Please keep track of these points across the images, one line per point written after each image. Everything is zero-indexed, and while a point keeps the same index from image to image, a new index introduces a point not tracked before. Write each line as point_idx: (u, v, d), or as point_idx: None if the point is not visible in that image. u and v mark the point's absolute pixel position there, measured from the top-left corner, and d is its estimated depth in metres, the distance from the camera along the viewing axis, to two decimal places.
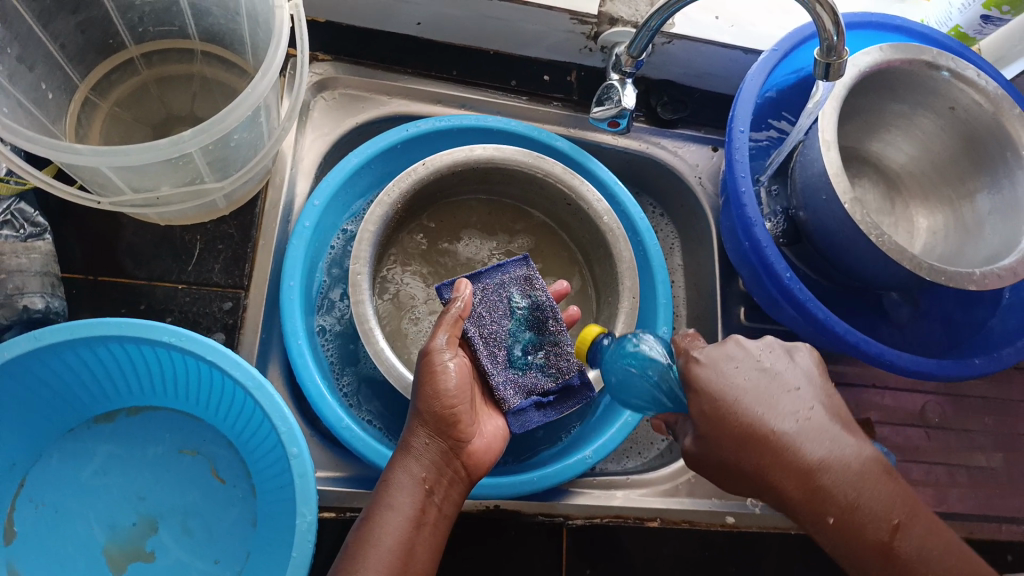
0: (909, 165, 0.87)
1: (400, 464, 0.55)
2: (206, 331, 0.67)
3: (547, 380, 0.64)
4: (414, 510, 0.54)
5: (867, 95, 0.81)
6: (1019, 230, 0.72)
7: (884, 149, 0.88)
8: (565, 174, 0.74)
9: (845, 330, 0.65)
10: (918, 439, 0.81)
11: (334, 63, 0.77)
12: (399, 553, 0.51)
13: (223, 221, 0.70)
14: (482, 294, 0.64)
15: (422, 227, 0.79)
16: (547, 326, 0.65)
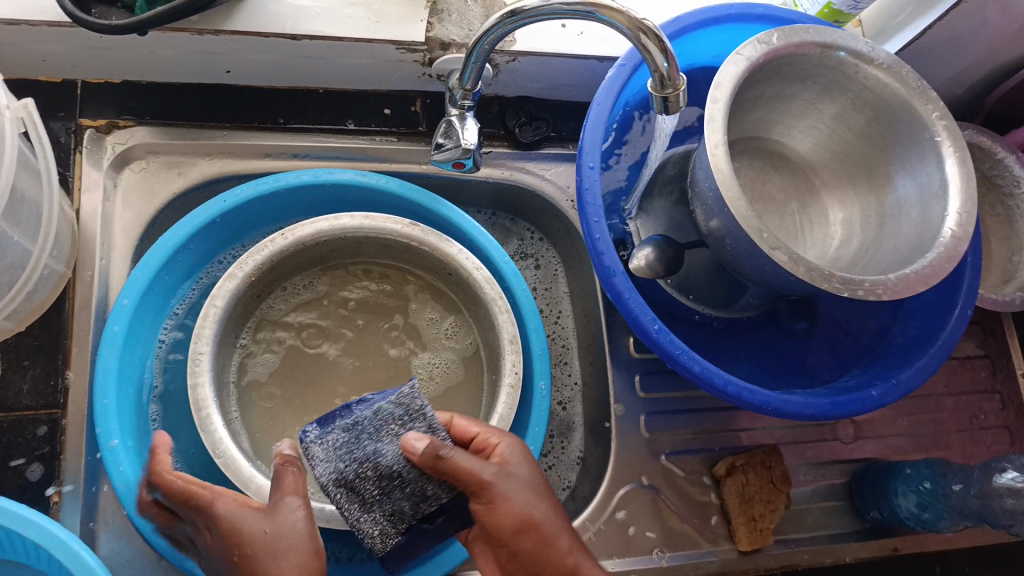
0: (815, 148, 0.69)
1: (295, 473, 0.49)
2: (21, 464, 0.60)
3: (384, 526, 0.51)
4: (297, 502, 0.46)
5: (756, 85, 0.61)
6: (932, 228, 0.56)
7: (785, 134, 0.70)
8: (440, 242, 0.67)
9: (725, 381, 0.58)
10: (830, 454, 0.78)
11: (139, 128, 0.68)
12: (275, 539, 0.44)
13: (26, 333, 0.62)
14: (322, 443, 0.52)
15: (301, 284, 0.72)
16: (359, 481, 0.51)
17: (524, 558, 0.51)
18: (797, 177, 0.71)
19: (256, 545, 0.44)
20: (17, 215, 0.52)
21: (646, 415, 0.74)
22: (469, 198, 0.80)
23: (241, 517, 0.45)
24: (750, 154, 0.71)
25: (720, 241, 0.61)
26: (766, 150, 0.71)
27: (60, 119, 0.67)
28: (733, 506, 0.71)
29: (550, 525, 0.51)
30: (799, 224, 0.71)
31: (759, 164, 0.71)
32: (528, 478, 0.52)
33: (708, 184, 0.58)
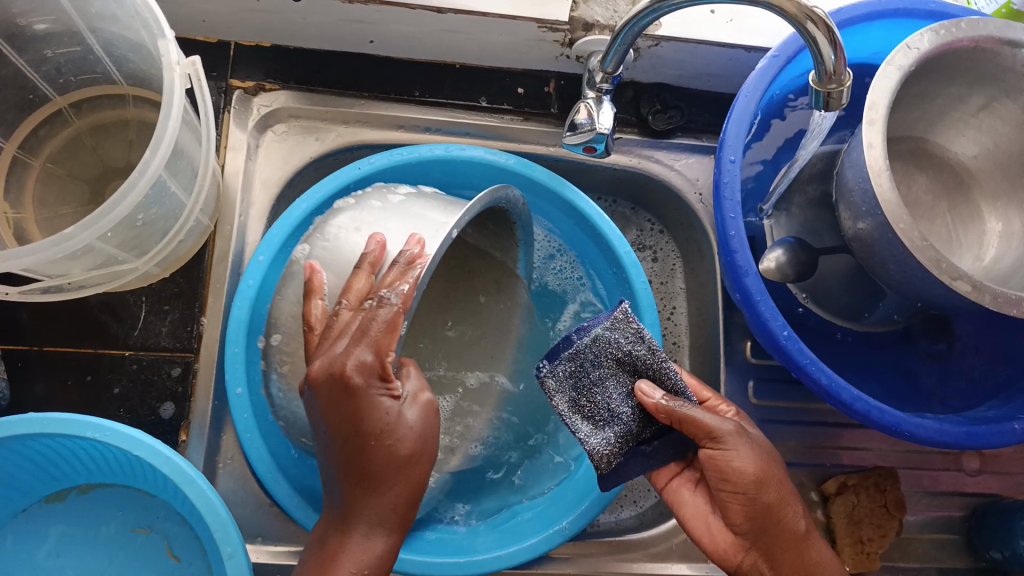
0: (977, 157, 0.64)
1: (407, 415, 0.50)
2: (155, 402, 0.64)
3: (604, 444, 0.53)
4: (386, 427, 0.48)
5: (918, 81, 0.58)
6: None
7: (944, 133, 0.65)
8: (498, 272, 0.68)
9: (854, 397, 0.55)
10: (950, 485, 0.73)
11: (283, 91, 0.71)
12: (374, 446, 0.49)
13: (169, 279, 0.66)
14: (596, 347, 0.53)
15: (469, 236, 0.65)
16: (592, 396, 0.54)
17: (760, 509, 0.53)
18: (955, 185, 0.66)
19: (377, 449, 0.48)
20: (177, 166, 0.53)
21: (756, 422, 0.72)
22: (591, 183, 0.79)
23: (359, 408, 0.48)
24: (905, 158, 0.66)
25: (868, 243, 0.59)
26: (923, 153, 0.66)
27: (213, 79, 0.70)
28: (840, 526, 0.69)
29: (784, 485, 0.53)
30: (953, 229, 0.65)
31: (917, 167, 0.66)
32: (761, 442, 0.55)
33: (862, 182, 0.57)
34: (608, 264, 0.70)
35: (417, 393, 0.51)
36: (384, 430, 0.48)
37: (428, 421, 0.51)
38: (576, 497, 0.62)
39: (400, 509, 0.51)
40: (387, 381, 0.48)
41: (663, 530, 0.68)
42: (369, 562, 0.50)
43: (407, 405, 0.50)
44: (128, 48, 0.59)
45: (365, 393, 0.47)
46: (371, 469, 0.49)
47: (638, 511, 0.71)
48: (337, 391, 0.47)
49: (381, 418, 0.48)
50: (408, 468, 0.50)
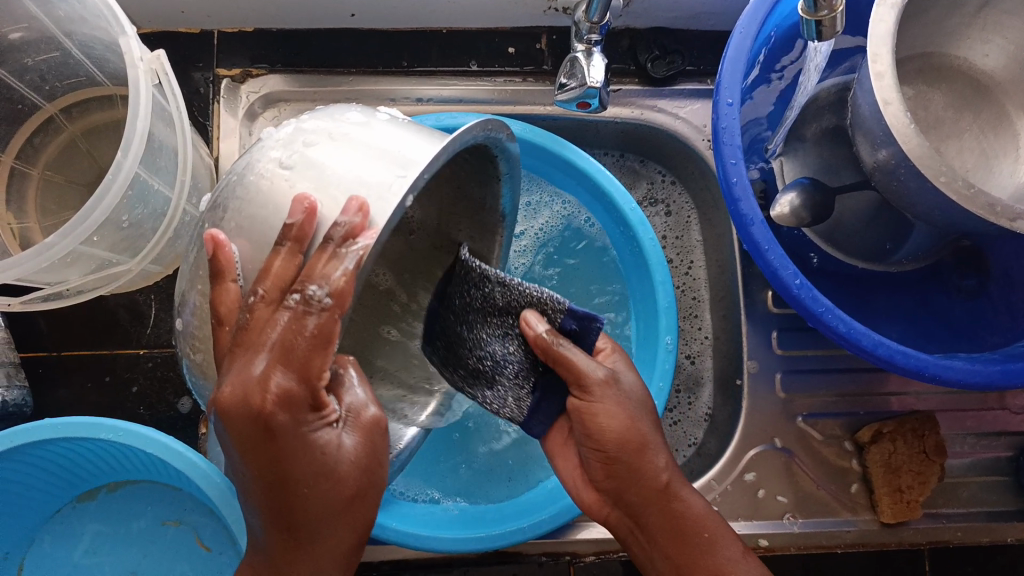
0: (1006, 70, 0.59)
1: (348, 440, 0.41)
2: (173, 397, 0.65)
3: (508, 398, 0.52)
4: (326, 468, 0.40)
5: None
6: None
7: (966, 47, 0.60)
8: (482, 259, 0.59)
9: (875, 343, 0.53)
10: (996, 424, 0.70)
11: (271, 75, 0.69)
12: (310, 481, 0.40)
13: (174, 276, 0.66)
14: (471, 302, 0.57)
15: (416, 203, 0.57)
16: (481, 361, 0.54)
17: (622, 467, 0.51)
18: (982, 105, 0.61)
19: (310, 491, 0.40)
20: (157, 163, 0.54)
21: (783, 374, 0.69)
22: (596, 140, 0.76)
23: (290, 451, 0.38)
24: (924, 81, 0.62)
25: (888, 173, 0.55)
26: (943, 73, 0.62)
27: (199, 70, 0.69)
28: (877, 474, 0.66)
29: (651, 440, 0.51)
30: (983, 153, 0.60)
31: (939, 89, 0.62)
32: (638, 391, 0.52)
33: (873, 112, 0.53)
34: (613, 223, 0.67)
35: (360, 413, 0.42)
36: (318, 465, 0.39)
37: (368, 450, 0.42)
38: None
39: (345, 552, 0.44)
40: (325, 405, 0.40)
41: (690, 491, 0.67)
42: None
43: (346, 435, 0.41)
44: (104, 48, 0.58)
45: (291, 432, 0.38)
46: (300, 518, 0.41)
47: None
48: (253, 429, 0.37)
49: (314, 459, 0.39)
50: (351, 512, 0.42)
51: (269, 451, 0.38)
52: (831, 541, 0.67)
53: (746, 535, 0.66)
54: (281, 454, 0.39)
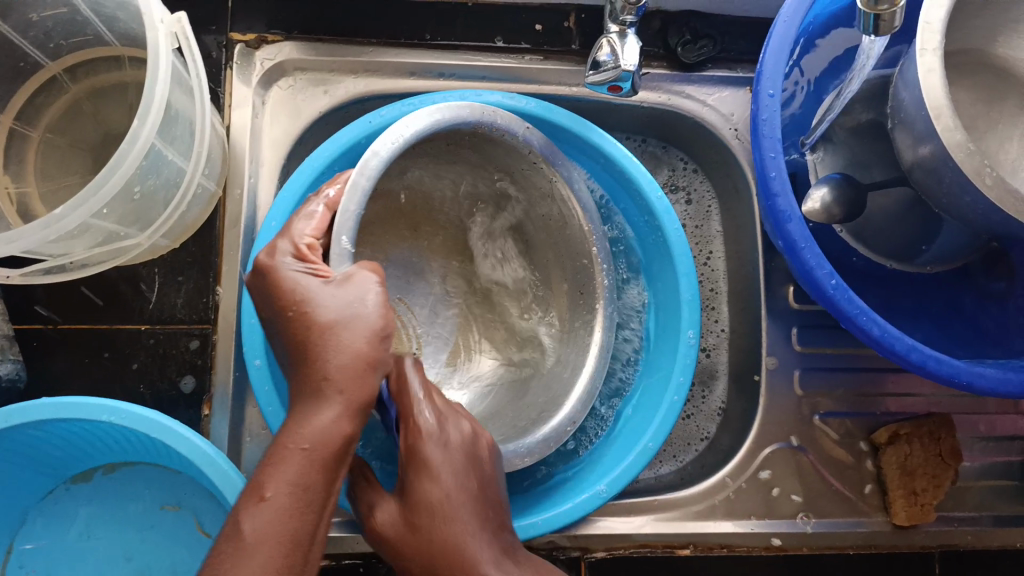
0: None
1: (355, 277, 0.45)
2: (176, 375, 0.63)
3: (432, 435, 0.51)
4: (304, 297, 0.44)
5: None
6: None
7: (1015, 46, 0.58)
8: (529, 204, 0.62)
9: (909, 348, 0.52)
10: (1011, 429, 0.70)
11: (287, 43, 0.66)
12: (294, 299, 0.44)
13: (180, 249, 0.63)
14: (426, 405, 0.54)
15: (471, 213, 0.64)
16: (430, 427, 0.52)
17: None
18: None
19: (312, 313, 0.43)
20: (172, 133, 0.51)
21: (801, 370, 0.68)
22: (617, 124, 0.74)
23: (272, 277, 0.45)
24: (969, 78, 0.60)
25: (933, 170, 0.54)
26: (990, 69, 0.60)
27: (212, 33, 0.65)
28: (892, 476, 0.66)
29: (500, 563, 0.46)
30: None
31: (984, 85, 0.60)
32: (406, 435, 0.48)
33: (917, 109, 0.52)
34: (637, 211, 0.65)
35: (359, 273, 0.45)
36: (297, 295, 0.44)
37: (355, 301, 0.44)
38: (617, 456, 0.61)
39: (350, 381, 0.43)
40: (307, 261, 0.46)
41: (703, 488, 0.66)
42: (320, 445, 0.41)
43: (334, 287, 0.44)
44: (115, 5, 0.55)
45: (277, 271, 0.45)
46: (307, 330, 0.43)
47: (677, 467, 0.71)
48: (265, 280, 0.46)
49: (298, 289, 0.44)
50: (337, 337, 0.43)
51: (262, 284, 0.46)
52: (842, 541, 0.66)
53: (759, 533, 0.65)
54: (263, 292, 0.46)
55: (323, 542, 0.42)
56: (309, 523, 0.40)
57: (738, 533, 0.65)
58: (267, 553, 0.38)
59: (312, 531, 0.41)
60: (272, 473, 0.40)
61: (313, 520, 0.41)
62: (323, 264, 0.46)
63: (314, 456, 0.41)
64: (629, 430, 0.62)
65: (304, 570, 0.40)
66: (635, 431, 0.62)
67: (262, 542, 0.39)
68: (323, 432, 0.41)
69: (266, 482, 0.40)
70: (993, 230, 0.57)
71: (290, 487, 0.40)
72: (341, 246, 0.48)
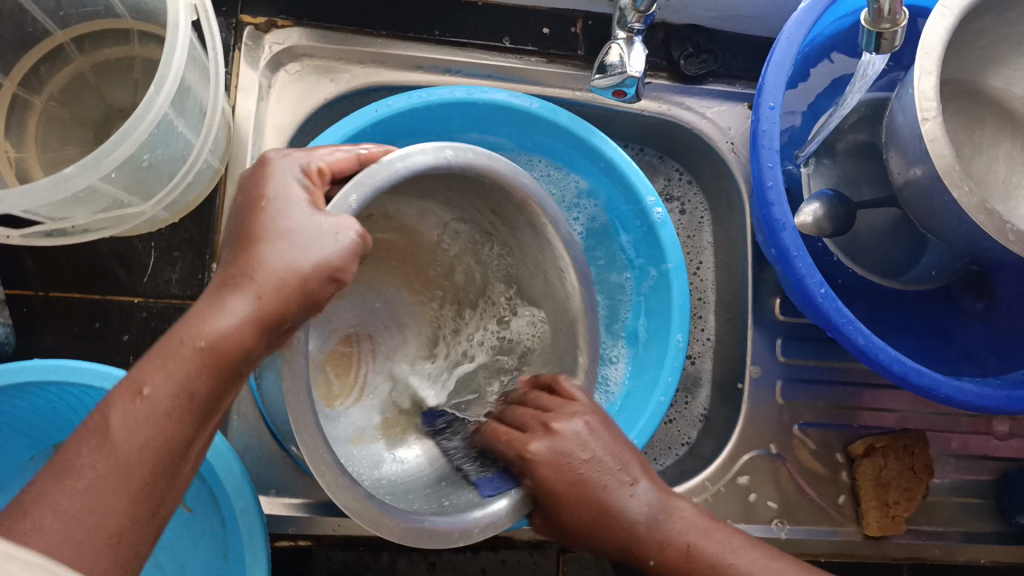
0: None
1: (338, 220, 0.40)
2: None
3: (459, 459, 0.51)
4: (283, 192, 0.41)
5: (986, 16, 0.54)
6: None
7: (1005, 78, 0.61)
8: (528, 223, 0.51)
9: (891, 359, 0.53)
10: (980, 448, 0.72)
11: (296, 29, 0.67)
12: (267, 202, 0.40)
13: (178, 225, 0.63)
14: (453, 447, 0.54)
15: (444, 242, 0.58)
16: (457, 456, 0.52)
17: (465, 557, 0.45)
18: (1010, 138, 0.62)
19: (284, 218, 0.40)
20: (184, 105, 0.52)
21: (783, 381, 0.70)
22: (617, 131, 0.76)
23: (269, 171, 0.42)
24: (959, 105, 0.62)
25: (922, 190, 0.56)
26: (978, 98, 0.63)
27: (222, 15, 0.66)
28: (867, 488, 0.67)
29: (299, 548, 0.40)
30: None
31: (973, 114, 0.63)
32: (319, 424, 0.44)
33: (910, 128, 0.54)
34: (632, 217, 0.67)
35: (340, 218, 0.40)
36: (284, 188, 0.41)
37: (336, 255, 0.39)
38: None
39: (271, 292, 0.38)
40: (311, 179, 0.43)
41: (682, 490, 0.67)
42: (184, 379, 0.37)
43: (322, 215, 0.40)
44: None
45: (278, 170, 0.42)
46: (248, 241, 0.39)
47: (658, 470, 0.72)
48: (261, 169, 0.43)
49: (281, 189, 0.41)
50: (281, 250, 0.39)
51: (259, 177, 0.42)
52: (815, 549, 0.67)
53: None
54: (253, 172, 0.43)
55: (195, 471, 0.39)
56: (184, 431, 0.37)
57: None
58: (136, 453, 0.36)
59: (189, 438, 0.37)
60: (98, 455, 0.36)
61: (170, 445, 0.37)
62: (320, 190, 0.42)
63: (206, 363, 0.37)
64: (616, 429, 0.63)
65: (164, 492, 0.37)
66: (622, 430, 0.63)
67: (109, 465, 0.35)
68: (172, 376, 0.37)
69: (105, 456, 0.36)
70: (975, 252, 0.59)
71: (172, 392, 0.37)
72: (346, 201, 0.42)
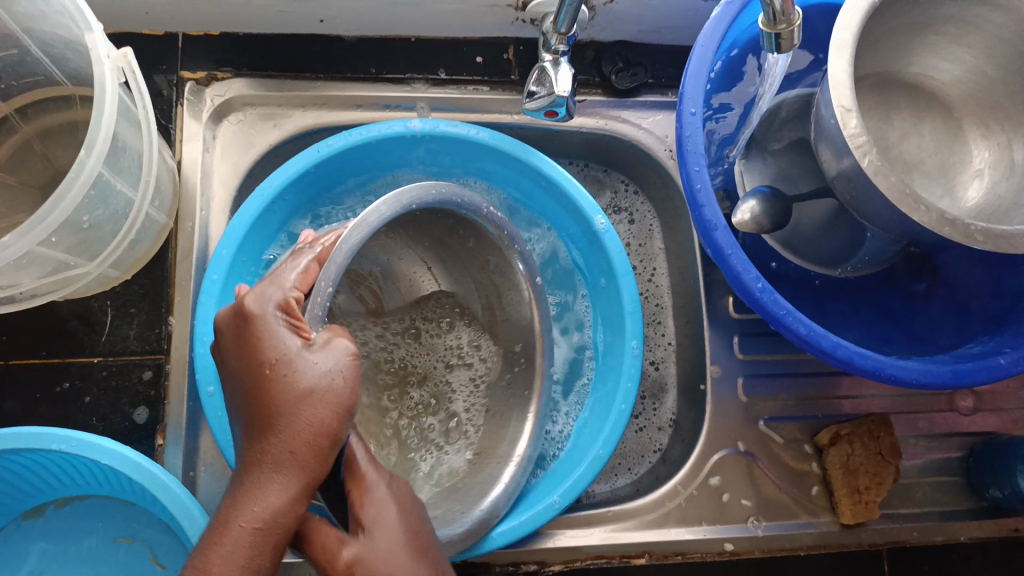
0: (966, 85, 0.62)
1: (329, 351, 0.43)
2: (128, 407, 0.63)
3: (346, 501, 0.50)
4: (283, 343, 0.42)
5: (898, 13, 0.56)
6: None
7: (925, 65, 0.63)
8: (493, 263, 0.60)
9: (834, 345, 0.54)
10: (947, 426, 0.72)
11: (236, 80, 0.68)
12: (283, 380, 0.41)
13: (131, 281, 0.64)
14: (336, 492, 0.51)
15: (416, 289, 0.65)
16: None
17: None
18: (937, 123, 0.64)
19: (290, 383, 0.41)
20: (120, 164, 0.53)
21: (745, 378, 0.70)
22: (561, 150, 0.77)
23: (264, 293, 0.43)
24: (885, 94, 0.64)
25: (852, 178, 0.57)
26: (902, 85, 0.64)
27: (162, 73, 0.67)
28: (837, 477, 0.68)
29: None
30: (941, 168, 0.63)
31: (900, 102, 0.64)
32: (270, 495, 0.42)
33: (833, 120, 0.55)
34: (579, 232, 0.68)
35: (332, 347, 0.43)
36: (282, 326, 0.42)
37: (341, 374, 0.42)
38: (570, 468, 0.62)
39: (313, 452, 0.40)
40: (290, 314, 0.43)
41: (655, 497, 0.67)
42: (316, 436, 0.40)
43: (315, 352, 0.42)
44: (65, 46, 0.57)
45: (265, 321, 0.42)
46: (265, 405, 0.41)
47: (632, 480, 0.72)
48: (239, 324, 0.43)
49: (278, 348, 0.42)
50: (306, 406, 0.40)
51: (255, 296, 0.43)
52: (793, 543, 0.68)
53: (712, 538, 0.67)
54: (234, 308, 0.43)
55: None
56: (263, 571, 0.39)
57: (692, 539, 0.66)
58: None
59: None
60: (216, 558, 0.38)
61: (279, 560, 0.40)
62: (304, 323, 0.43)
63: (268, 537, 0.39)
64: (582, 442, 0.64)
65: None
66: (587, 442, 0.63)
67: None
68: (270, 509, 0.39)
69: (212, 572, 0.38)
70: (913, 237, 0.61)
71: (271, 524, 0.39)
72: (320, 294, 0.44)
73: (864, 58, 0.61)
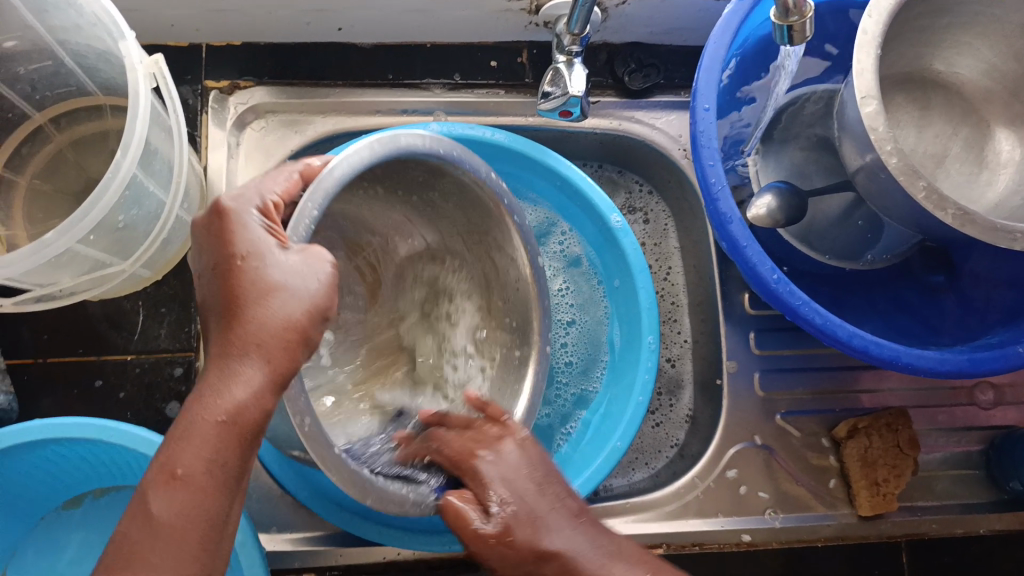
0: (979, 79, 0.62)
1: (300, 258, 0.42)
2: (160, 402, 0.65)
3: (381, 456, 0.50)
4: (246, 241, 0.42)
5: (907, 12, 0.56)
6: None
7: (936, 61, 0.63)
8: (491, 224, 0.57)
9: (850, 334, 0.55)
10: (966, 420, 0.72)
11: (259, 88, 0.71)
12: (253, 283, 0.41)
13: (162, 283, 0.67)
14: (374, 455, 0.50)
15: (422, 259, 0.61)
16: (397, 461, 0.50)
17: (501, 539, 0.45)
18: (949, 118, 0.65)
19: (257, 282, 0.41)
20: (152, 167, 0.56)
21: (761, 372, 0.71)
22: (576, 151, 0.79)
23: (239, 202, 0.43)
24: (899, 90, 0.65)
25: (870, 175, 0.57)
26: (915, 79, 0.65)
27: (188, 83, 0.70)
28: (854, 469, 0.68)
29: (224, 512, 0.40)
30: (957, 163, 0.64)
31: (913, 97, 0.65)
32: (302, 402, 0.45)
33: (854, 119, 0.55)
34: (596, 230, 0.69)
35: (309, 253, 0.43)
36: (251, 228, 0.42)
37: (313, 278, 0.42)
38: (587, 462, 0.63)
39: (277, 349, 0.41)
40: (270, 219, 0.43)
41: (673, 490, 0.68)
42: (286, 330, 0.41)
43: (288, 253, 0.42)
44: (98, 57, 0.60)
45: (238, 217, 0.42)
46: (232, 300, 0.41)
47: (650, 474, 0.73)
48: (212, 223, 0.43)
49: (248, 243, 0.42)
50: (276, 301, 0.41)
51: (235, 198, 0.43)
52: (812, 534, 0.68)
53: (729, 529, 0.67)
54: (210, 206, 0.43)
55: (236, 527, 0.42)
56: (235, 461, 0.40)
57: (709, 531, 0.67)
58: (182, 528, 0.39)
59: (239, 472, 0.41)
60: (182, 448, 0.40)
61: (250, 451, 0.41)
62: (282, 230, 0.43)
63: (234, 429, 0.40)
64: (601, 435, 0.65)
65: (224, 555, 0.41)
66: (606, 435, 0.64)
67: (176, 527, 0.39)
68: (236, 402, 0.40)
69: (176, 459, 0.40)
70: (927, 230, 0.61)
71: (239, 410, 0.40)
72: (306, 215, 0.43)
73: (887, 52, 0.61)
